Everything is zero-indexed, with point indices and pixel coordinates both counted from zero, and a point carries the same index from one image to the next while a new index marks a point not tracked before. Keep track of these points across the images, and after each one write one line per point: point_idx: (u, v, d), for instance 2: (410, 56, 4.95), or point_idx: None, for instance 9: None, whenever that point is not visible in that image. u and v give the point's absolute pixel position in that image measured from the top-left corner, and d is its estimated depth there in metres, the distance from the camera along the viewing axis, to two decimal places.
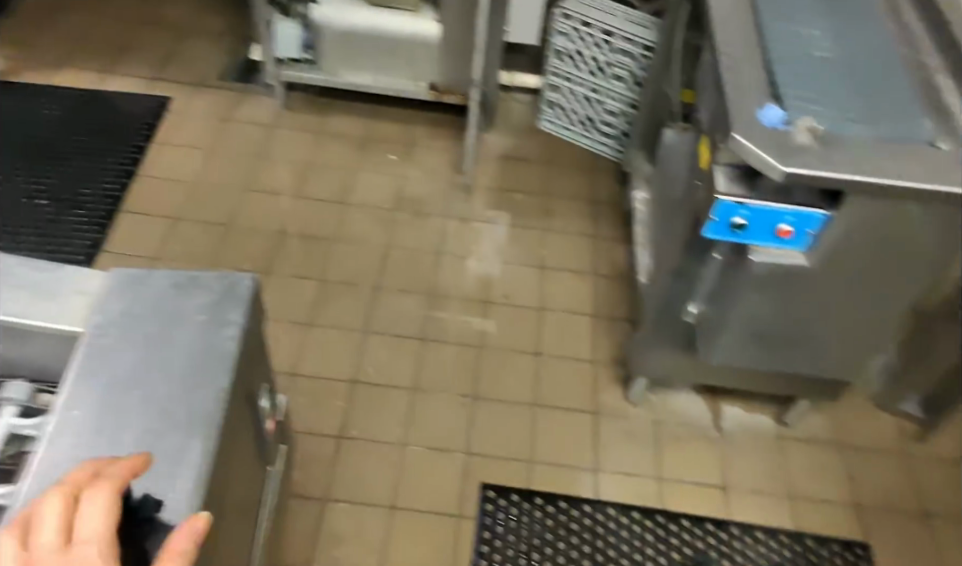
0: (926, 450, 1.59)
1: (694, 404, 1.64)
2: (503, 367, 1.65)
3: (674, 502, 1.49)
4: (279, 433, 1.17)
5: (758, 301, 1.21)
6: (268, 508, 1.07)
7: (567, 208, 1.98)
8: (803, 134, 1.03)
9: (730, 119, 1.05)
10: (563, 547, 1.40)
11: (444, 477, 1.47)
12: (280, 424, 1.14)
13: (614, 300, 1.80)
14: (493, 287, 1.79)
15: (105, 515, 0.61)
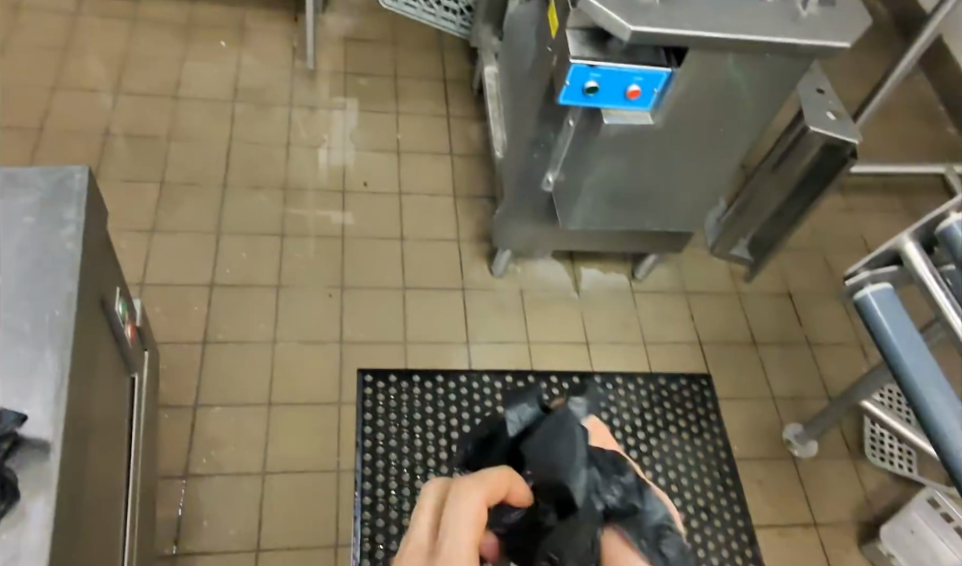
0: (757, 287, 1.78)
1: (555, 271, 1.72)
2: (367, 254, 1.66)
3: (542, 361, 1.60)
4: (141, 339, 1.13)
5: (609, 161, 1.25)
6: (140, 414, 1.06)
7: (417, 88, 1.95)
8: None
9: None
10: (443, 418, 1.46)
11: (321, 367, 1.49)
12: (140, 329, 1.11)
13: (472, 178, 1.82)
14: (349, 176, 1.76)
15: (463, 507, 0.59)
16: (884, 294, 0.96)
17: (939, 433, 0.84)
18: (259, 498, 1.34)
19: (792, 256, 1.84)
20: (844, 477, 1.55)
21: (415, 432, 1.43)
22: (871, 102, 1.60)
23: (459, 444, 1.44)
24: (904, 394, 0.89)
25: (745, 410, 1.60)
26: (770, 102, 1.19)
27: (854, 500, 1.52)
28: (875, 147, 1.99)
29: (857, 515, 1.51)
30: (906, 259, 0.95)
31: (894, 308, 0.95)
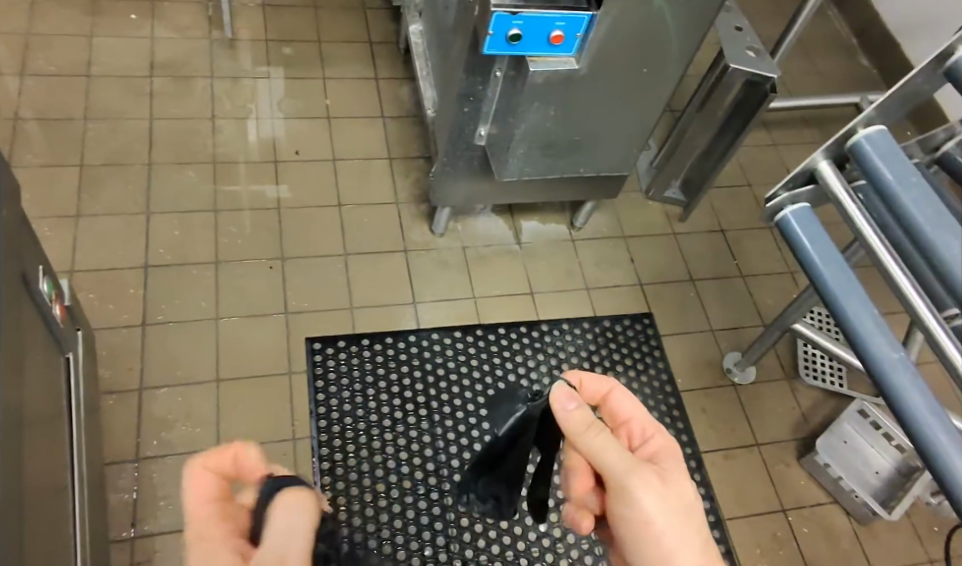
0: (691, 226, 1.83)
1: (495, 226, 1.73)
2: (304, 223, 1.64)
3: (489, 316, 1.62)
4: (71, 318, 1.11)
5: (537, 110, 1.25)
6: (77, 395, 1.05)
7: (342, 52, 1.91)
8: None
9: None
10: (395, 377, 1.48)
11: (268, 340, 1.48)
12: (69, 309, 1.08)
13: (405, 139, 1.81)
14: (280, 146, 1.73)
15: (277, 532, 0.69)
16: (803, 212, 0.88)
17: (863, 346, 0.78)
18: None
19: (723, 194, 1.89)
20: (782, 400, 1.63)
21: (369, 395, 1.45)
22: (789, 34, 1.62)
23: (413, 401, 1.46)
24: (829, 313, 0.83)
25: (686, 345, 1.66)
26: (692, 36, 1.20)
27: (792, 420, 1.61)
28: (797, 82, 2.04)
29: (796, 433, 1.59)
30: (820, 179, 0.87)
31: (811, 221, 0.87)
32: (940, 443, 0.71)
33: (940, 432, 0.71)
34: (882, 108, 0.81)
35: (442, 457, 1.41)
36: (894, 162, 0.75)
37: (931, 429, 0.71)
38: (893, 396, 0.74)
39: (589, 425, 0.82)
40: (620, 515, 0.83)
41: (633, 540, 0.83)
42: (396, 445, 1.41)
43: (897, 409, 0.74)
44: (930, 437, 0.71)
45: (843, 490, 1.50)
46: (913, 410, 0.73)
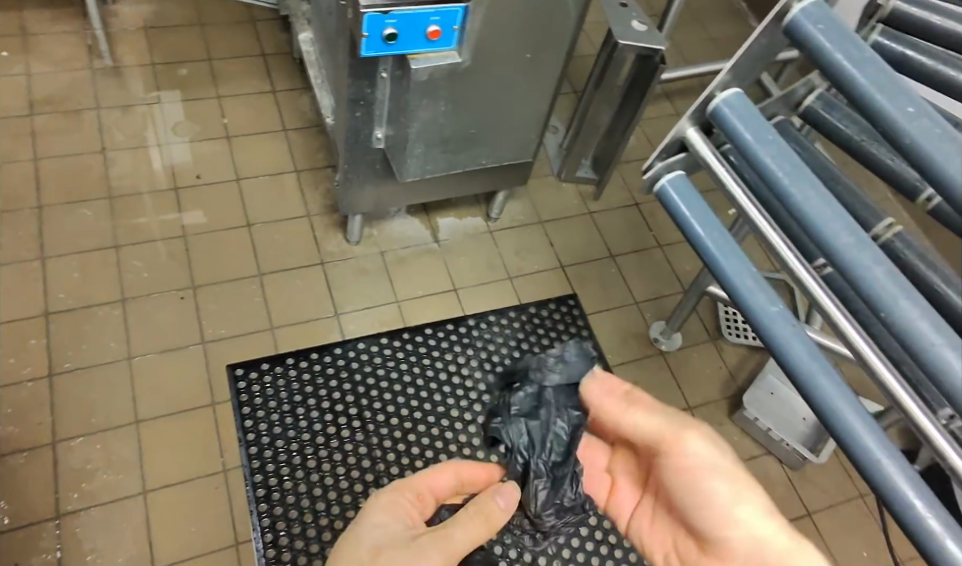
0: (606, 203, 1.84)
1: (411, 226, 1.71)
2: (214, 247, 1.59)
3: (416, 318, 1.60)
4: None
5: (428, 109, 1.23)
6: None
7: (235, 68, 1.86)
8: None
9: None
10: (325, 393, 1.46)
11: (188, 372, 1.44)
12: None
13: (311, 150, 1.77)
14: (180, 171, 1.68)
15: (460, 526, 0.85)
16: (680, 181, 0.89)
17: (747, 303, 0.81)
18: (145, 518, 1.30)
19: (634, 167, 1.91)
20: (709, 361, 1.68)
21: (299, 415, 1.43)
22: (673, 7, 1.65)
23: (346, 413, 1.45)
24: (711, 274, 0.86)
25: (612, 321, 1.68)
26: (572, 15, 1.19)
27: (721, 380, 1.65)
28: (692, 49, 2.07)
29: (725, 391, 1.64)
30: (690, 146, 0.89)
31: (687, 188, 0.88)
32: (822, 388, 0.77)
33: (821, 377, 0.77)
34: (737, 71, 0.84)
35: (381, 465, 1.41)
36: (755, 127, 0.78)
37: (814, 376, 0.77)
38: (776, 348, 0.79)
39: (630, 398, 0.92)
40: (677, 477, 0.89)
41: (689, 492, 0.88)
42: (332, 462, 1.40)
43: (781, 360, 0.80)
44: (813, 383, 0.77)
45: (774, 442, 1.56)
46: (798, 361, 0.78)
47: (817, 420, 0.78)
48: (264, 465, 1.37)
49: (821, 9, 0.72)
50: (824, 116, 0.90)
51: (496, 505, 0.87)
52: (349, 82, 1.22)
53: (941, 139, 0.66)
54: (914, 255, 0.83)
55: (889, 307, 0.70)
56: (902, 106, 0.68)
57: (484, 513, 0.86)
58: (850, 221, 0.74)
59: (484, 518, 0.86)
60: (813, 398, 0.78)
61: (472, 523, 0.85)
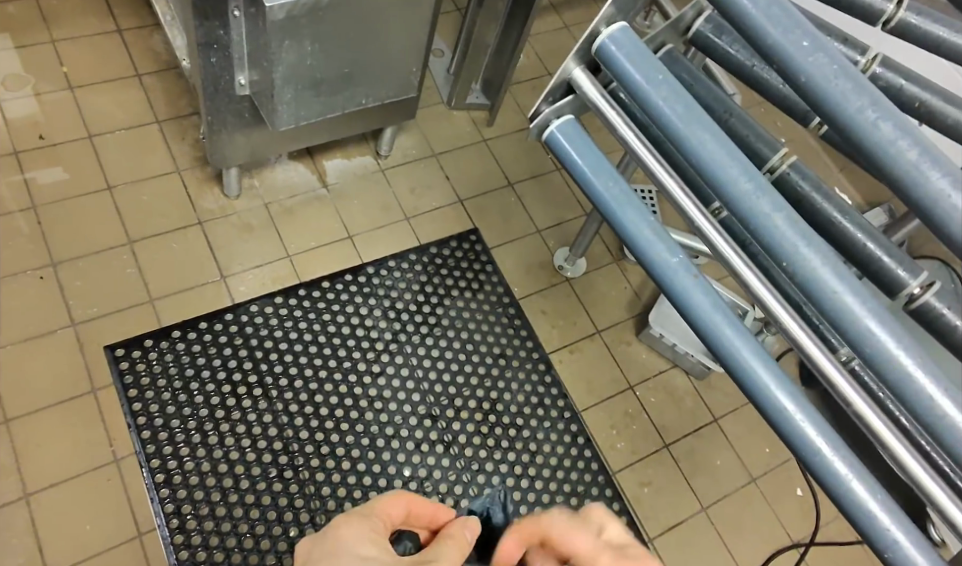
0: (499, 128, 1.76)
1: (294, 171, 1.58)
2: (71, 216, 1.43)
3: (310, 272, 1.49)
4: None
5: (292, 48, 1.11)
6: None
7: (68, 6, 1.63)
8: None
9: None
10: (220, 363, 1.36)
11: (59, 358, 1.32)
12: None
13: (172, 96, 1.59)
14: (20, 131, 1.48)
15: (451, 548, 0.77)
16: (570, 126, 0.85)
17: (647, 256, 0.79)
18: (30, 523, 1.20)
19: (525, 88, 1.83)
20: (614, 283, 1.66)
21: (193, 390, 1.33)
22: None
23: (245, 383, 1.36)
24: (609, 226, 0.82)
25: (516, 252, 1.63)
26: None
27: (626, 300, 1.64)
28: None
29: (632, 311, 1.63)
30: (577, 89, 0.83)
31: (578, 135, 0.84)
32: (728, 338, 0.74)
33: (725, 328, 0.75)
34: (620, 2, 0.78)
35: (289, 431, 1.34)
36: (645, 67, 0.75)
37: (718, 326, 0.75)
38: (678, 298, 0.76)
39: None
40: None
41: None
42: (236, 434, 1.32)
43: (684, 311, 0.77)
44: (717, 336, 0.75)
45: (681, 355, 1.57)
46: (700, 312, 0.76)
47: (723, 371, 0.75)
48: (161, 448, 1.28)
49: None
50: (714, 41, 0.88)
51: (465, 537, 0.79)
52: (197, 24, 1.08)
53: (837, 75, 0.65)
54: (809, 185, 0.83)
55: (790, 255, 0.69)
56: (796, 40, 0.66)
57: (459, 545, 0.77)
58: (745, 164, 0.71)
59: (459, 547, 0.77)
60: (719, 352, 0.75)
61: (450, 554, 0.76)
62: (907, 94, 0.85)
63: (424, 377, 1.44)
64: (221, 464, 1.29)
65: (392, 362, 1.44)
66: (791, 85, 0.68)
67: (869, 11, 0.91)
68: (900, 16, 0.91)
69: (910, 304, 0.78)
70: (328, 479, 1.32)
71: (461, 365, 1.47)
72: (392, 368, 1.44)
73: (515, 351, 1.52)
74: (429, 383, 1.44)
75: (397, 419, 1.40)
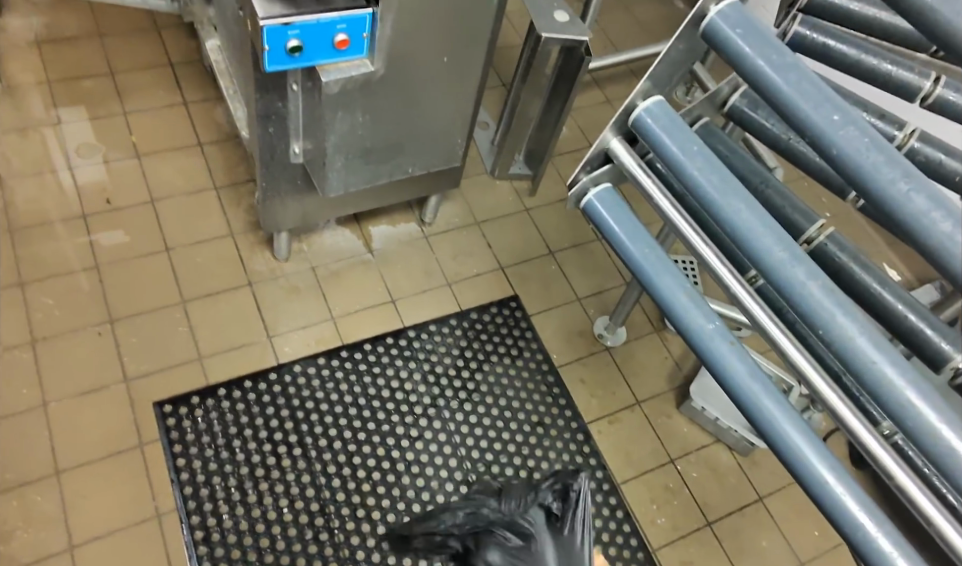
0: (541, 198, 1.80)
1: (341, 237, 1.64)
2: (130, 276, 1.50)
3: (352, 334, 1.52)
4: None
5: (345, 120, 1.17)
6: None
7: (139, 80, 1.74)
8: None
9: None
10: (263, 422, 1.39)
11: (111, 411, 1.36)
12: None
13: (229, 163, 1.68)
14: (88, 195, 1.58)
15: None
16: (606, 193, 0.88)
17: (683, 322, 0.80)
18: None
19: (567, 159, 1.87)
20: (655, 353, 1.65)
21: (235, 447, 1.36)
22: None
23: (286, 442, 1.38)
24: (646, 292, 0.84)
25: (556, 319, 1.64)
26: (488, 14, 1.15)
27: (667, 371, 1.63)
28: (620, 38, 2.10)
29: (673, 383, 1.62)
30: (615, 158, 0.87)
31: (615, 203, 0.87)
32: (764, 406, 0.75)
33: (761, 395, 0.75)
34: (656, 76, 0.82)
35: (326, 492, 1.35)
36: (680, 139, 0.78)
37: (755, 394, 0.75)
38: (715, 364, 0.77)
39: None
40: None
41: None
42: (274, 494, 1.33)
43: (721, 377, 0.78)
44: (753, 402, 0.75)
45: (723, 429, 1.54)
46: (737, 378, 0.77)
47: (761, 440, 0.75)
48: (201, 505, 1.30)
49: (739, 13, 0.74)
50: (750, 114, 0.91)
51: None
52: (258, 97, 1.14)
53: (868, 148, 0.66)
54: (847, 257, 0.84)
55: (826, 322, 0.70)
56: (827, 114, 0.68)
57: None
58: (780, 233, 0.73)
59: None
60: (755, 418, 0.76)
61: None
62: (947, 168, 0.85)
63: (463, 443, 1.45)
64: (260, 523, 1.30)
65: (430, 427, 1.45)
66: (824, 157, 0.69)
67: (908, 87, 0.94)
68: (938, 92, 0.93)
69: (955, 378, 0.77)
70: (363, 543, 1.32)
71: (500, 432, 1.47)
72: (430, 432, 1.44)
73: (553, 420, 1.51)
74: (467, 449, 1.44)
75: (433, 485, 1.39)
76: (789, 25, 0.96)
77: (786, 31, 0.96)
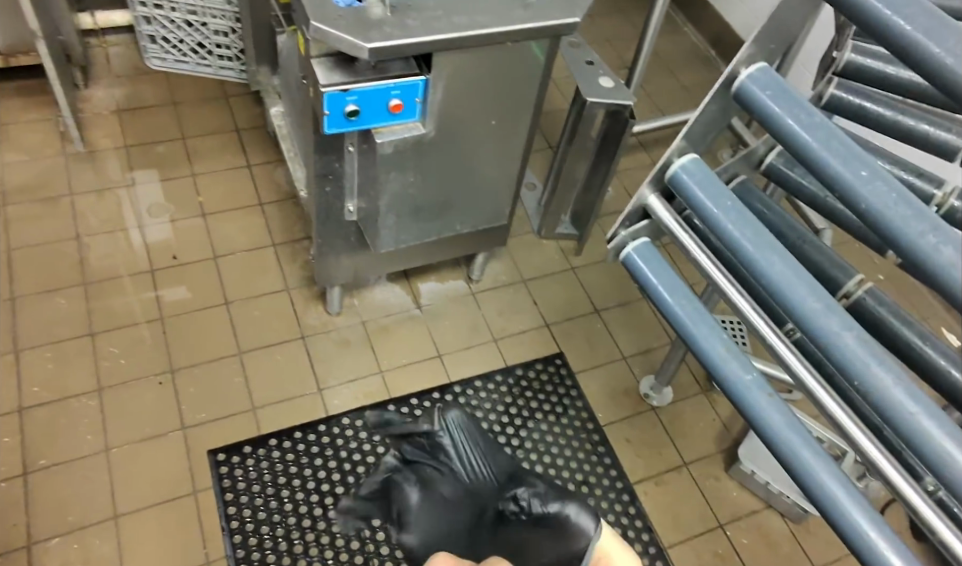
0: (587, 258, 1.83)
1: (391, 294, 1.69)
2: (191, 328, 1.57)
3: (400, 388, 1.56)
4: None
5: (397, 179, 1.24)
6: None
7: (208, 145, 1.86)
8: (376, 6, 1.06)
9: (306, 9, 1.03)
10: (310, 472, 1.42)
11: (167, 458, 1.41)
12: None
13: (287, 222, 1.76)
14: (156, 252, 1.67)
15: None
16: (644, 248, 0.91)
17: (720, 374, 0.81)
18: None
19: (613, 220, 1.91)
20: (702, 414, 1.64)
21: (283, 497, 1.39)
22: (639, 59, 1.72)
23: (333, 493, 1.41)
24: (684, 344, 0.86)
25: (601, 377, 1.65)
26: (535, 79, 1.21)
27: (715, 432, 1.61)
28: (666, 103, 2.15)
29: (721, 445, 1.60)
30: (653, 214, 0.90)
31: (653, 257, 0.90)
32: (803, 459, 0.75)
33: (802, 449, 0.76)
34: (691, 135, 0.85)
35: (370, 545, 1.36)
36: (714, 196, 0.81)
37: (794, 447, 0.76)
38: (752, 416, 0.78)
39: None
40: None
41: None
42: (320, 545, 1.35)
43: (758, 429, 0.78)
44: (794, 455, 0.76)
45: (773, 494, 1.51)
46: (775, 430, 0.77)
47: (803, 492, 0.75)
48: (250, 553, 1.33)
49: (769, 76, 0.77)
50: (786, 172, 0.94)
51: None
52: (316, 157, 1.22)
53: (897, 203, 0.68)
54: (888, 311, 0.84)
55: (861, 374, 0.70)
56: (856, 170, 0.70)
57: None
58: (815, 286, 0.74)
59: None
60: (798, 471, 0.76)
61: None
62: None
63: None
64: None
65: None
66: (854, 212, 0.71)
67: (947, 147, 0.95)
68: None
69: None
70: None
71: None
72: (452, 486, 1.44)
73: (598, 479, 1.50)
74: None
75: None
76: (826, 87, 1.01)
77: (823, 93, 1.01)
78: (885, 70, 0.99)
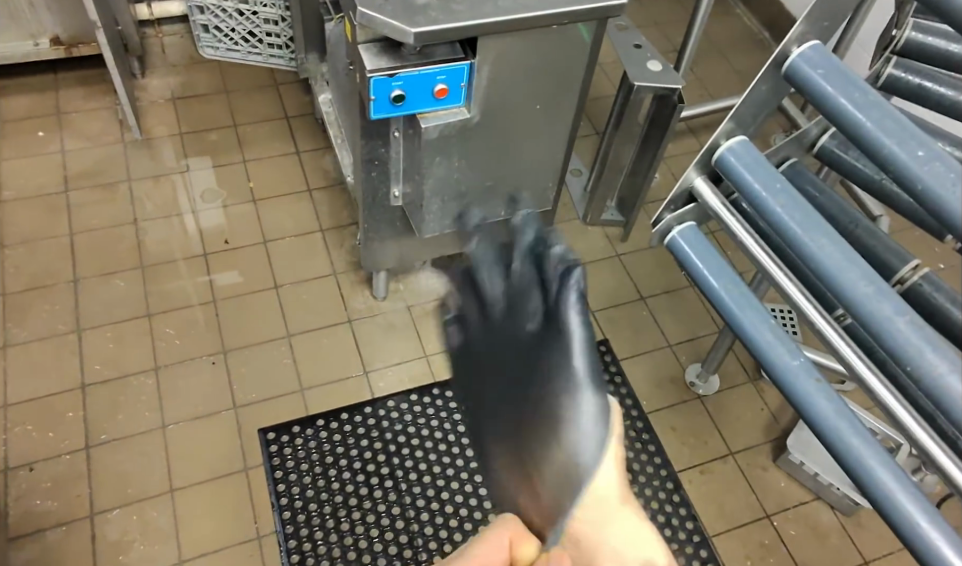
0: (632, 244, 1.82)
1: (436, 279, 1.70)
2: (242, 310, 1.61)
3: (444, 372, 1.57)
4: None
5: (442, 165, 1.25)
6: None
7: (258, 132, 1.90)
8: None
9: None
10: (357, 452, 1.45)
11: (219, 436, 1.46)
12: None
13: (335, 208, 1.79)
14: (208, 236, 1.71)
15: None
16: (690, 232, 0.90)
17: (767, 359, 0.80)
18: None
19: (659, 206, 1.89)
20: (750, 404, 1.62)
21: (331, 476, 1.41)
22: (688, 43, 1.69)
23: (378, 473, 1.43)
24: (730, 329, 0.85)
25: (646, 365, 1.64)
26: (583, 63, 1.20)
27: (762, 422, 1.59)
28: (717, 87, 2.11)
29: (769, 435, 1.57)
30: (699, 197, 0.89)
31: (699, 240, 0.89)
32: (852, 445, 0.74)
33: (850, 435, 0.75)
34: (739, 116, 0.84)
35: (415, 526, 1.38)
36: (763, 178, 0.80)
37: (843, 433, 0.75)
38: (799, 402, 0.77)
39: None
40: None
41: None
42: (366, 523, 1.37)
43: (806, 415, 0.77)
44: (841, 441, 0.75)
45: (822, 485, 1.48)
46: (823, 416, 0.76)
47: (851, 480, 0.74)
48: (298, 530, 1.36)
49: (820, 54, 0.76)
50: (841, 155, 0.92)
51: None
52: (363, 142, 1.23)
53: (955, 184, 0.66)
54: (943, 297, 0.81)
55: (914, 359, 0.69)
56: (912, 150, 0.68)
57: None
58: (866, 269, 0.73)
59: None
60: (846, 457, 0.75)
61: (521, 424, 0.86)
62: None
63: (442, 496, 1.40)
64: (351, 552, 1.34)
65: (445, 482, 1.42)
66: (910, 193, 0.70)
67: None
68: None
69: None
70: None
71: None
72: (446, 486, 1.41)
73: (642, 466, 1.50)
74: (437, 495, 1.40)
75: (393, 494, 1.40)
76: (883, 67, 0.99)
77: (880, 73, 0.99)
78: (948, 48, 0.96)
